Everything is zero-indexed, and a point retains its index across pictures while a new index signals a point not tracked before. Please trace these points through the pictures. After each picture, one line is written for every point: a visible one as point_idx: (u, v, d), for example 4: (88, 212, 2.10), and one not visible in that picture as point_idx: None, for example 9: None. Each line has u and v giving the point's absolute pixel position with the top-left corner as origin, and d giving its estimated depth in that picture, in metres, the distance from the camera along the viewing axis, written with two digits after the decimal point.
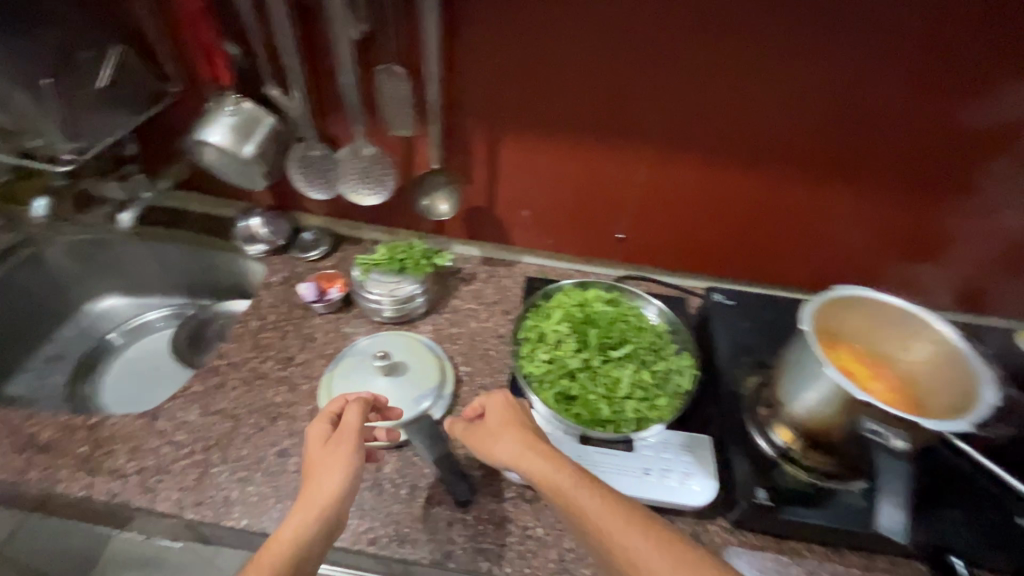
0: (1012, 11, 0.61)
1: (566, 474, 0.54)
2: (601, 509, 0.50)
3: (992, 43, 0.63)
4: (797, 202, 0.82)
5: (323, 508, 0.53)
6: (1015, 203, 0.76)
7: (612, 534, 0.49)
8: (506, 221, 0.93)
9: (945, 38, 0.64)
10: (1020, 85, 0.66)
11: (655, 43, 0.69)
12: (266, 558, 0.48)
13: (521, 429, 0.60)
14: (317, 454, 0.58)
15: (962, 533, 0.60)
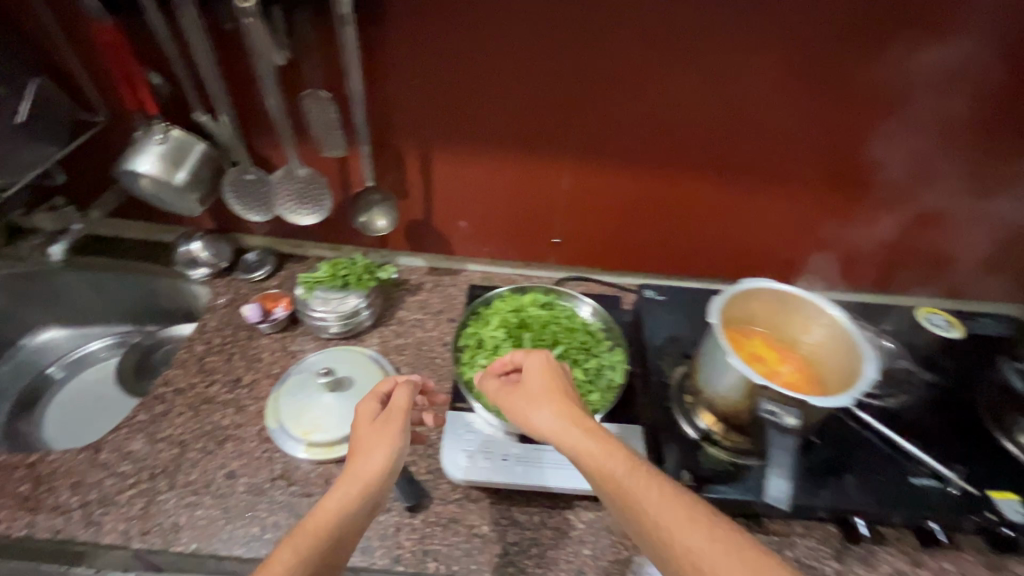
0: (878, 24, 0.68)
1: (622, 460, 0.52)
2: (661, 499, 0.50)
3: (866, 53, 0.70)
4: (716, 201, 0.88)
5: (365, 491, 0.53)
6: (903, 192, 0.84)
7: (669, 523, 0.48)
8: (445, 232, 0.97)
9: (826, 49, 0.70)
10: (895, 88, 0.73)
11: (574, 62, 0.74)
12: (307, 529, 0.50)
13: (569, 405, 0.58)
14: (365, 431, 0.58)
15: (864, 495, 0.66)
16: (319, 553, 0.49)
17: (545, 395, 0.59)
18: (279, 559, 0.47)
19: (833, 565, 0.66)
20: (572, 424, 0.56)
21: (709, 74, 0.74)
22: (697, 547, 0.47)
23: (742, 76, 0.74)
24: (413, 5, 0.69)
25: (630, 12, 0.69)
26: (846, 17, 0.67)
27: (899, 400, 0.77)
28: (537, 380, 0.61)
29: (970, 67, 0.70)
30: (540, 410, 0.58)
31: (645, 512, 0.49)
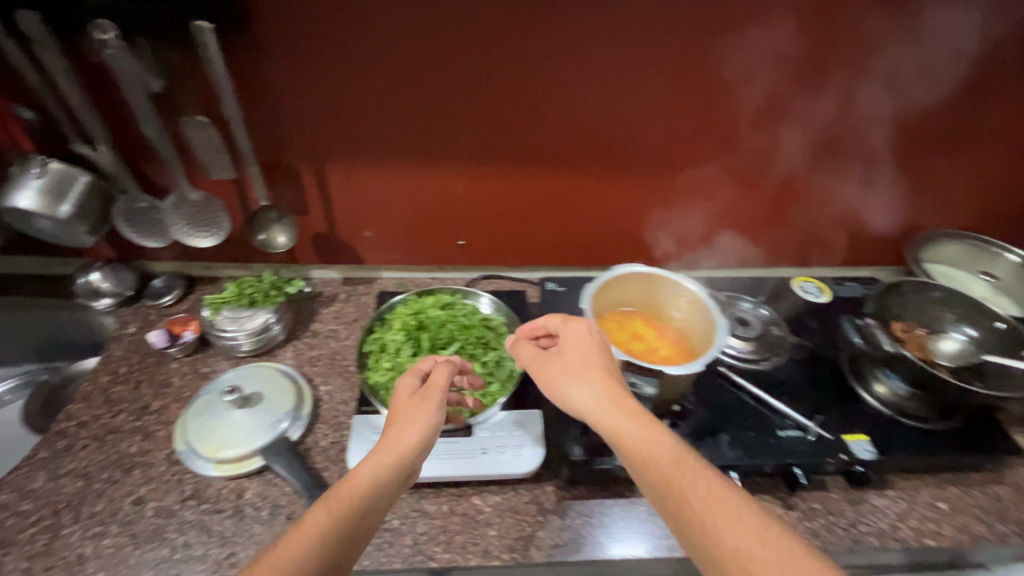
0: (711, 25, 0.76)
1: (666, 453, 0.55)
2: (705, 493, 0.52)
3: (708, 51, 0.78)
4: (605, 194, 0.94)
5: (397, 464, 0.58)
6: (766, 174, 0.93)
7: (710, 515, 0.50)
8: (353, 243, 0.99)
9: (674, 50, 0.78)
10: (739, 81, 0.81)
11: (458, 73, 0.78)
12: (340, 498, 0.54)
13: (609, 384, 0.61)
14: (404, 407, 0.62)
15: (737, 451, 0.74)
16: (347, 515, 0.53)
17: (586, 371, 0.62)
18: (312, 517, 0.53)
19: None
20: (609, 402, 0.59)
21: (582, 78, 0.80)
22: (730, 533, 0.49)
23: (612, 78, 0.80)
24: (280, 30, 0.72)
25: (492, 25, 0.74)
26: (683, 21, 0.75)
27: (773, 361, 0.86)
28: (575, 355, 0.64)
29: (800, 61, 0.80)
30: (578, 387, 0.61)
31: (679, 492, 0.52)
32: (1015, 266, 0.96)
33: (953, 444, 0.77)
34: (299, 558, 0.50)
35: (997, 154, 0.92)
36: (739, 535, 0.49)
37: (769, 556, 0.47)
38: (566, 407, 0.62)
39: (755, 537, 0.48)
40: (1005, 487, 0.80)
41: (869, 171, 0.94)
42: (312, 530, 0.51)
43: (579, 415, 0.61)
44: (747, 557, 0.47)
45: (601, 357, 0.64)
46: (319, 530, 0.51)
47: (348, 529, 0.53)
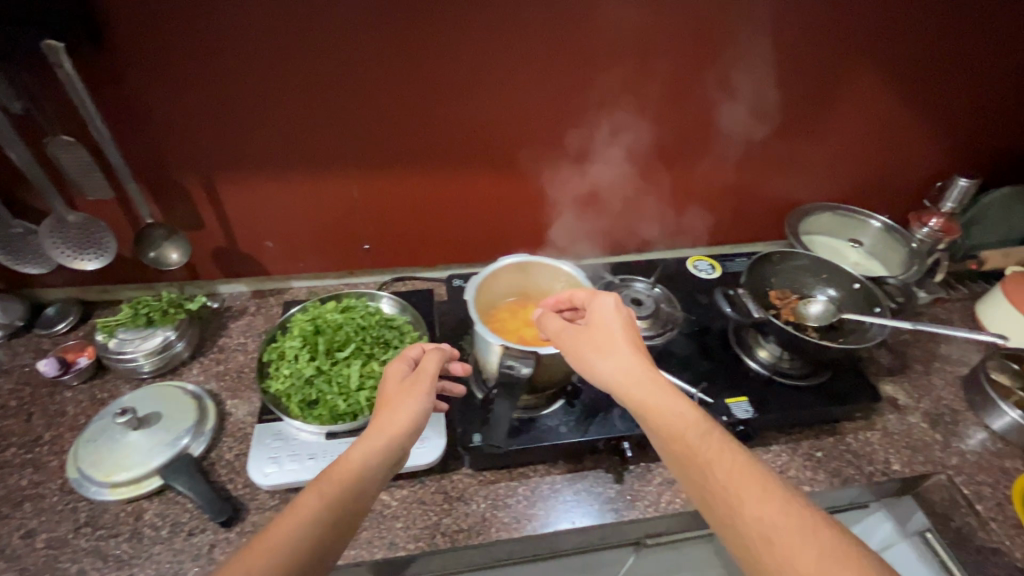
0: (568, 24, 0.81)
1: (693, 427, 0.56)
2: (732, 468, 0.53)
3: (570, 48, 0.83)
4: (500, 189, 0.98)
5: (388, 449, 0.59)
6: (649, 160, 0.99)
7: (737, 488, 0.51)
8: (256, 255, 0.99)
9: (538, 49, 0.82)
10: (605, 75, 0.87)
11: (340, 80, 0.80)
12: (332, 478, 0.55)
13: (635, 358, 0.62)
14: (400, 392, 0.64)
15: (628, 422, 0.78)
16: (339, 498, 0.54)
17: (613, 347, 0.63)
18: (305, 501, 0.53)
19: (613, 486, 0.79)
20: (635, 376, 0.60)
21: (463, 79, 0.84)
22: (756, 505, 0.50)
23: (492, 79, 0.84)
24: (140, 46, 0.72)
25: (356, 31, 0.76)
26: (541, 22, 0.80)
27: (667, 336, 0.91)
28: (603, 329, 0.64)
29: (657, 54, 0.86)
30: (605, 359, 0.62)
31: (706, 465, 0.54)
32: (878, 232, 1.08)
33: (825, 396, 0.85)
34: (295, 539, 0.51)
35: (854, 131, 1.01)
36: (766, 508, 0.50)
37: (793, 527, 0.48)
38: (591, 379, 0.63)
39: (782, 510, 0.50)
40: (874, 433, 0.88)
41: (741, 152, 1.01)
42: (307, 513, 0.52)
43: (604, 388, 0.62)
44: (771, 528, 0.49)
45: (627, 333, 0.64)
46: (311, 511, 0.52)
47: (339, 508, 0.54)
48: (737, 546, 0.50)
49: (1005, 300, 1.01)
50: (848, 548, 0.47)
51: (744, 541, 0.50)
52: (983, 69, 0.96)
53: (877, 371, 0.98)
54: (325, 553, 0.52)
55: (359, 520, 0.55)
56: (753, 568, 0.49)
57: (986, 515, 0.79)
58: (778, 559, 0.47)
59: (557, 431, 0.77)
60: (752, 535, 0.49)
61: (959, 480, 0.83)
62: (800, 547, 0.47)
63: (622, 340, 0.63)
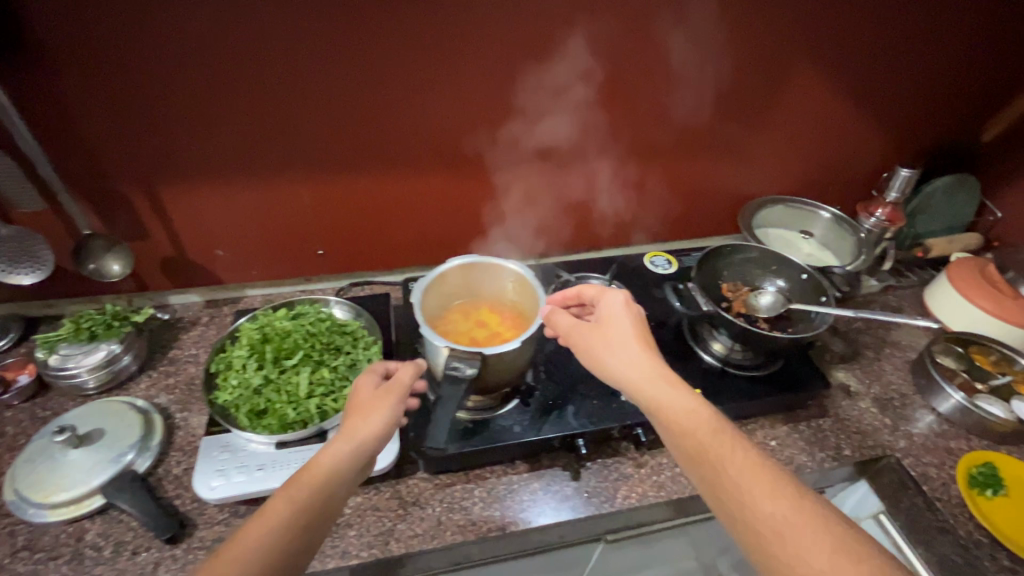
0: (510, 23, 0.80)
1: (705, 424, 0.58)
2: (742, 465, 0.55)
3: (514, 48, 0.83)
4: (454, 189, 0.97)
5: (358, 457, 0.59)
6: (600, 158, 1.00)
7: (747, 484, 0.53)
8: (206, 264, 0.97)
9: (481, 49, 0.82)
10: (550, 74, 0.87)
11: (283, 85, 0.79)
12: (303, 481, 0.57)
13: (646, 355, 0.63)
14: (374, 398, 0.63)
15: (581, 419, 0.79)
16: (309, 503, 0.56)
17: (624, 344, 0.65)
18: (275, 507, 0.55)
19: (570, 483, 0.79)
20: (647, 374, 0.62)
21: (409, 82, 0.83)
22: (765, 501, 0.52)
23: (439, 80, 0.84)
24: (64, 52, 0.70)
25: (292, 34, 0.75)
26: (482, 21, 0.79)
27: None
28: (614, 326, 0.66)
29: (601, 52, 0.86)
30: (616, 356, 0.64)
31: (718, 461, 0.55)
32: (828, 222, 1.11)
33: (777, 385, 0.86)
34: (265, 544, 0.52)
35: (801, 124, 1.03)
36: (777, 505, 0.52)
37: (802, 522, 0.50)
38: (603, 376, 0.64)
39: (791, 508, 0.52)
40: (826, 419, 0.90)
41: (691, 148, 1.02)
42: (275, 516, 0.54)
43: (616, 384, 0.63)
44: (780, 522, 0.51)
45: (637, 331, 0.66)
46: (280, 516, 0.54)
47: (310, 511, 0.55)
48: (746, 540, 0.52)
49: (949, 285, 1.04)
50: (850, 542, 0.49)
51: (753, 535, 0.51)
52: (920, 62, 0.98)
53: (830, 358, 1.00)
54: (295, 557, 0.53)
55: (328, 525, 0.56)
56: (761, 561, 0.51)
57: (932, 495, 0.81)
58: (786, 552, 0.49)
59: (511, 431, 0.77)
60: (762, 529, 0.51)
61: (907, 461, 0.85)
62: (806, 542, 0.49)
63: (634, 338, 0.65)
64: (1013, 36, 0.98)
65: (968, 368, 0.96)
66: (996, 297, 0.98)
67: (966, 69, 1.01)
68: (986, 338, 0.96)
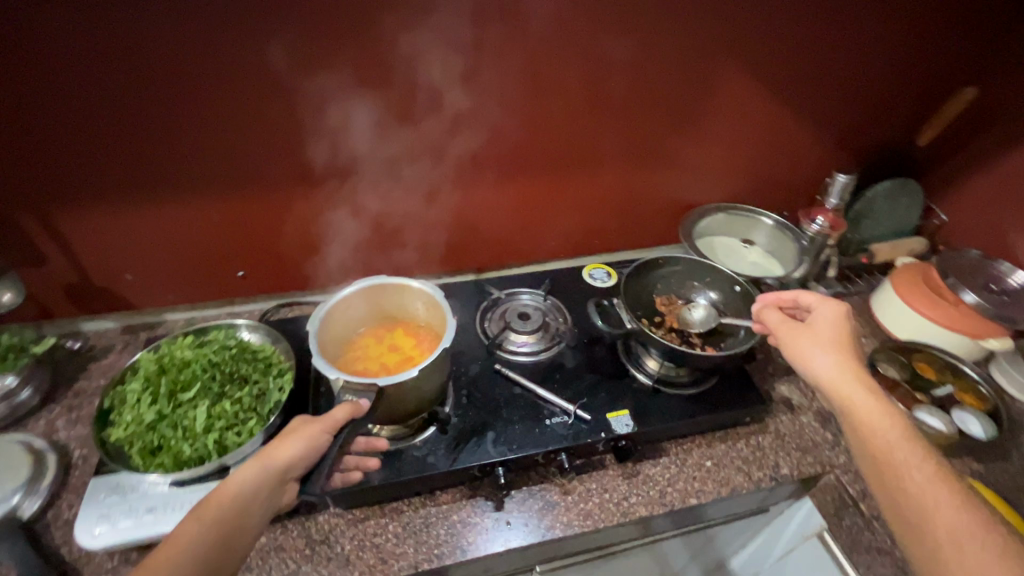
0: (409, 32, 0.77)
1: (902, 434, 0.57)
2: (935, 481, 0.54)
3: (416, 57, 0.79)
4: (374, 204, 0.95)
5: (274, 477, 0.56)
6: (525, 168, 0.97)
7: (934, 496, 0.53)
8: (114, 289, 0.93)
9: (382, 59, 0.78)
10: (460, 84, 0.84)
11: (172, 101, 0.75)
12: (214, 502, 0.54)
13: (851, 360, 0.65)
14: (296, 425, 0.60)
15: (500, 446, 0.75)
16: (220, 524, 0.53)
17: (831, 347, 0.66)
18: (189, 526, 0.52)
19: (491, 514, 0.75)
20: (850, 376, 0.63)
21: (313, 95, 0.79)
22: (949, 515, 0.51)
23: (344, 92, 0.80)
24: None
25: (170, 48, 0.70)
26: (378, 31, 0.76)
27: (554, 350, 0.89)
28: (826, 329, 0.68)
29: (510, 62, 0.83)
30: (821, 355, 0.66)
31: (905, 467, 0.55)
32: (770, 229, 1.08)
33: (712, 403, 0.83)
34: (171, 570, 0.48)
35: (734, 131, 1.01)
36: (961, 526, 0.51)
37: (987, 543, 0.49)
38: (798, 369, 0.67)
39: (980, 530, 0.50)
40: (766, 436, 0.87)
41: (620, 157, 1.00)
42: (184, 542, 0.50)
43: (813, 380, 0.65)
44: (963, 535, 0.50)
45: (848, 342, 0.67)
46: (193, 537, 0.51)
47: (223, 532, 0.52)
48: (913, 548, 0.53)
49: (893, 292, 1.02)
50: None
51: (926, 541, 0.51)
52: (850, 64, 0.96)
53: (773, 372, 0.97)
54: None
55: (238, 552, 0.53)
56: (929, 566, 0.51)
57: (870, 514, 0.78)
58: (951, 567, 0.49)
59: (425, 462, 0.72)
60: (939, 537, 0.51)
61: (845, 479, 0.82)
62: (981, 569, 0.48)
63: (846, 346, 0.67)
64: (942, 36, 0.96)
65: (909, 377, 0.94)
66: (936, 304, 0.97)
67: (898, 70, 0.99)
68: (926, 346, 0.96)
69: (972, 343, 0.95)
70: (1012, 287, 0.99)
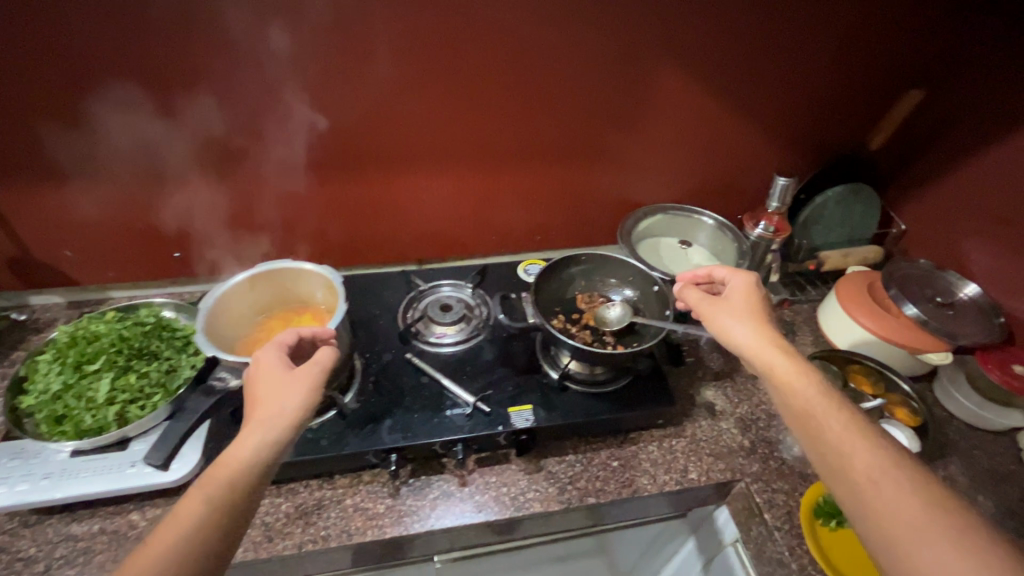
0: (322, 21, 0.77)
1: (817, 386, 0.59)
2: (849, 425, 0.55)
3: (331, 47, 0.80)
4: (308, 193, 0.97)
5: (279, 440, 0.56)
6: (457, 161, 0.97)
7: (848, 439, 0.54)
8: (56, 264, 0.96)
9: (298, 49, 0.80)
10: (381, 75, 0.84)
11: (93, 84, 0.77)
12: (216, 478, 0.52)
13: (764, 325, 0.67)
14: (279, 379, 0.60)
15: (396, 433, 0.75)
16: (225, 496, 0.51)
17: (747, 315, 0.68)
18: (189, 509, 0.50)
19: (385, 501, 0.76)
20: (767, 344, 0.64)
21: (239, 79, 0.81)
22: (863, 456, 0.53)
23: (266, 78, 0.82)
24: None
25: (85, 33, 0.73)
26: (291, 20, 0.77)
27: (471, 342, 0.88)
28: (740, 300, 0.71)
29: (430, 54, 0.83)
30: (737, 324, 0.67)
31: (821, 417, 0.56)
32: (711, 230, 1.06)
33: (617, 403, 0.82)
34: (176, 564, 0.47)
35: (673, 131, 0.99)
36: (875, 465, 0.52)
37: (899, 477, 0.51)
38: (721, 341, 0.68)
39: (892, 464, 0.52)
40: (680, 440, 0.85)
41: (556, 154, 0.99)
42: (187, 520, 0.49)
43: (735, 350, 0.66)
44: (879, 473, 0.51)
45: (761, 311, 0.69)
46: (195, 518, 0.49)
47: (231, 503, 0.51)
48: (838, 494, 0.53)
49: (835, 301, 0.98)
50: (953, 500, 0.49)
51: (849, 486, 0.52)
52: (797, 64, 0.93)
53: (701, 376, 0.95)
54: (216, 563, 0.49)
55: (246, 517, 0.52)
56: (852, 509, 0.51)
57: (773, 524, 0.76)
58: (879, 508, 0.49)
59: (316, 444, 0.73)
60: (859, 480, 0.51)
61: (754, 487, 0.80)
62: (907, 504, 0.49)
63: (762, 315, 0.69)
64: (897, 36, 0.93)
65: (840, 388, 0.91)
66: (877, 315, 0.92)
67: (850, 71, 0.96)
68: (862, 356, 0.92)
69: (911, 356, 0.91)
70: (961, 300, 0.93)
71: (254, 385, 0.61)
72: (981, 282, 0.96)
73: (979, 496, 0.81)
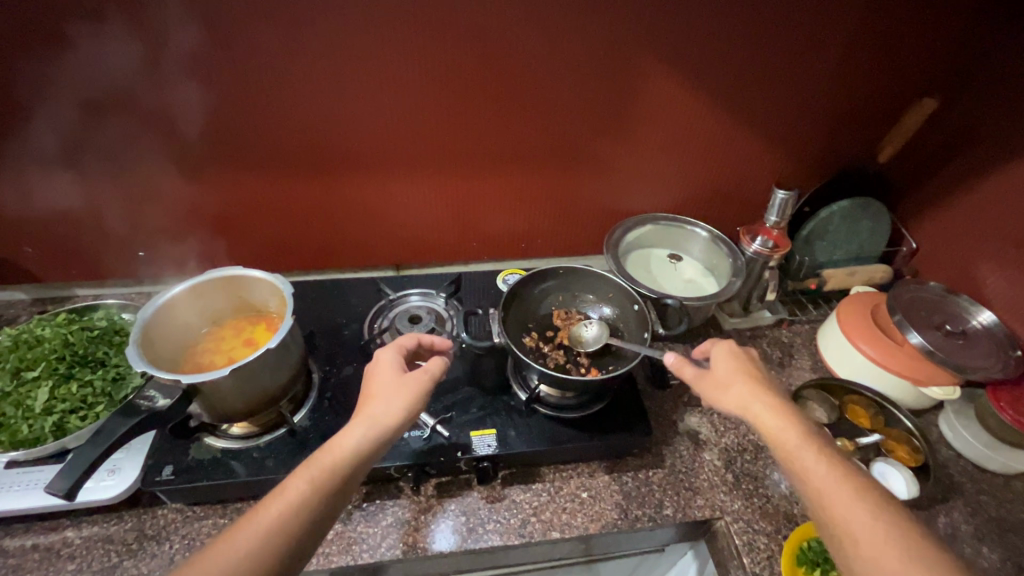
0: (283, 16, 0.72)
1: (814, 462, 0.54)
2: (852, 507, 0.50)
3: (294, 44, 0.75)
4: (278, 196, 0.92)
5: (381, 438, 0.57)
6: (434, 166, 0.92)
7: (852, 527, 0.49)
8: (17, 260, 0.93)
9: (258, 44, 0.74)
10: (349, 74, 0.79)
11: (40, 78, 0.73)
12: (325, 462, 0.54)
13: (756, 390, 0.62)
14: (392, 378, 0.62)
15: None
16: (329, 483, 0.52)
17: (734, 382, 0.64)
18: (294, 486, 0.51)
19: (334, 526, 0.71)
20: (758, 415, 0.60)
21: (195, 76, 0.76)
22: (872, 548, 0.48)
23: (224, 75, 0.76)
24: None
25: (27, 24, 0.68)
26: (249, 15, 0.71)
27: None
28: (724, 364, 0.66)
29: (402, 53, 0.77)
30: (726, 395, 0.63)
31: (823, 502, 0.52)
32: (705, 242, 1.00)
33: (589, 430, 0.76)
34: (273, 538, 0.48)
35: (666, 138, 0.93)
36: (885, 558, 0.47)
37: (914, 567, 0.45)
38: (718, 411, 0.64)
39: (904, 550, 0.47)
40: (658, 471, 0.79)
41: (540, 160, 0.94)
42: (294, 497, 0.50)
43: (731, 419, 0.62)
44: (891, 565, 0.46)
45: (750, 372, 0.64)
46: (300, 496, 0.51)
47: (331, 491, 0.52)
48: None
49: (836, 324, 0.91)
50: None
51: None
52: (803, 70, 0.86)
53: (686, 401, 0.89)
54: (301, 551, 0.49)
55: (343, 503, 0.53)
56: None
57: (751, 570, 0.70)
58: None
59: (262, 464, 0.69)
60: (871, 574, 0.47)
61: (734, 527, 0.74)
62: None
63: (743, 379, 0.64)
64: (914, 42, 0.85)
65: (836, 421, 0.84)
66: (881, 342, 0.85)
67: (860, 79, 0.89)
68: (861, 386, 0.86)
69: (915, 389, 0.84)
70: (973, 328, 0.86)
71: (370, 382, 0.63)
72: (997, 310, 0.88)
73: (983, 548, 0.74)
